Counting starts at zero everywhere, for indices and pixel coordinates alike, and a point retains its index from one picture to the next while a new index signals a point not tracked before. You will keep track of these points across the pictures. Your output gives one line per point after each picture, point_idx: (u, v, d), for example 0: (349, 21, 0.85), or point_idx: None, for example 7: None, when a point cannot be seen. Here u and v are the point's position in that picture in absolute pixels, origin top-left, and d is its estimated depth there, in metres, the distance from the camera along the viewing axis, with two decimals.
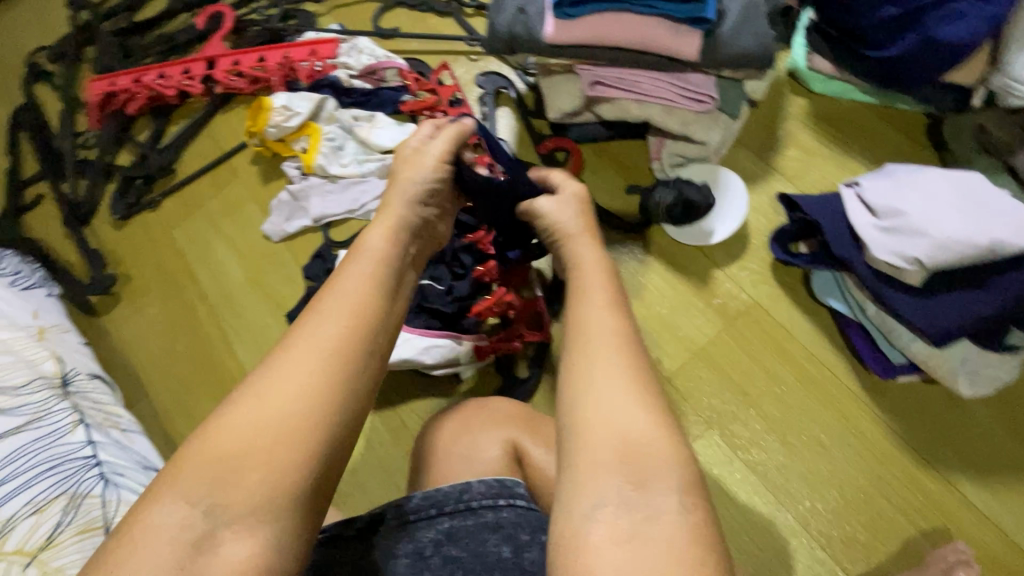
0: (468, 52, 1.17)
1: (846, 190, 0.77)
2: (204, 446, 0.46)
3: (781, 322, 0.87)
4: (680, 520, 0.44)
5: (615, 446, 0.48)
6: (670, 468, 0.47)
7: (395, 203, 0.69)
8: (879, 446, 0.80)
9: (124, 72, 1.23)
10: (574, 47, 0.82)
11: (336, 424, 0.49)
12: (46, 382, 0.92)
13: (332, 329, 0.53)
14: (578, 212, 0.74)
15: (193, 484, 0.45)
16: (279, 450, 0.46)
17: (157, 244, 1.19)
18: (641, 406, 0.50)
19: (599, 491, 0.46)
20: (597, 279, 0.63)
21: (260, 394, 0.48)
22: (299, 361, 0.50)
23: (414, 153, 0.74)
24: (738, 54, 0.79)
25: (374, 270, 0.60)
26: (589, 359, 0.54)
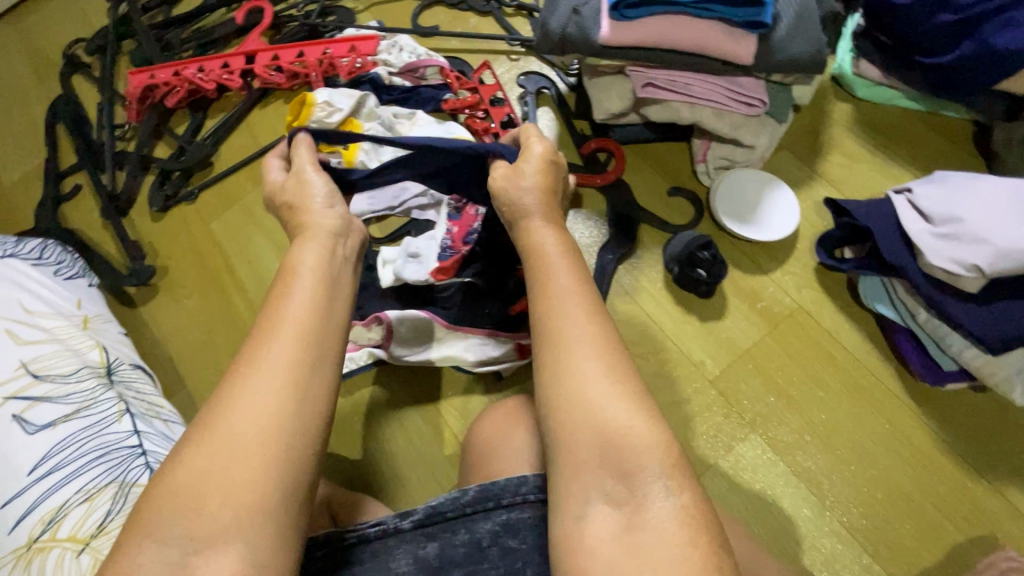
0: (508, 52, 1.17)
1: (897, 198, 0.78)
2: (163, 486, 0.48)
3: (826, 327, 0.88)
4: (667, 506, 0.46)
5: (593, 442, 0.50)
6: (649, 454, 0.48)
7: (312, 216, 0.69)
8: (925, 451, 0.81)
9: (163, 65, 1.23)
10: (628, 49, 0.82)
11: (286, 439, 0.51)
12: (92, 371, 0.92)
13: (265, 356, 0.54)
14: (541, 186, 0.70)
15: (165, 514, 0.46)
16: (233, 474, 0.48)
17: (195, 237, 1.20)
18: (614, 396, 0.51)
19: (587, 491, 0.49)
20: (560, 263, 0.62)
21: (208, 431, 0.50)
22: (241, 391, 0.52)
23: (295, 185, 0.74)
24: (793, 59, 0.80)
25: (308, 283, 0.60)
26: (556, 356, 0.54)
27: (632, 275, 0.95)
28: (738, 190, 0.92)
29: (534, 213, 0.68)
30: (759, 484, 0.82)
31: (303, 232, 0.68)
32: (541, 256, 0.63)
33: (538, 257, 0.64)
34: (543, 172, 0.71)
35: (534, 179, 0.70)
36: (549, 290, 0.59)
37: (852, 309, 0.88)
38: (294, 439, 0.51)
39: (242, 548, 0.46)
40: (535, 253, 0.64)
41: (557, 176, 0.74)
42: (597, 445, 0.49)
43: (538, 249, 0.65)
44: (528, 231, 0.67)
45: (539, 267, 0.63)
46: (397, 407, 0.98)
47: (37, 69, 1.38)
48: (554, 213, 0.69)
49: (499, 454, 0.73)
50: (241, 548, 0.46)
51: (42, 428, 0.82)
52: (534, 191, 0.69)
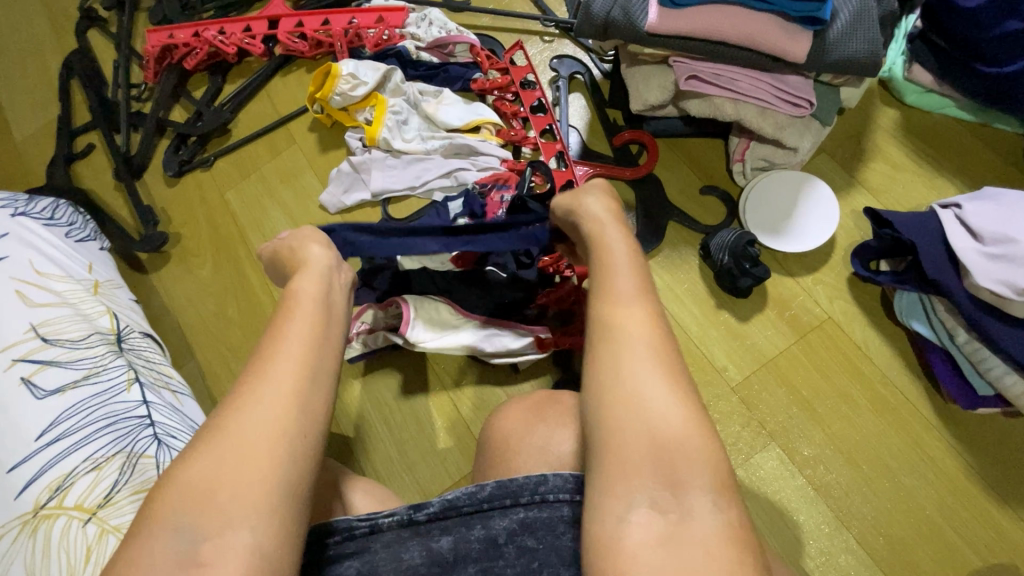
0: (541, 32, 1.13)
1: (945, 211, 0.76)
2: (177, 477, 0.46)
3: (855, 341, 0.86)
4: (714, 521, 0.45)
5: (646, 447, 0.47)
6: (701, 469, 0.47)
7: (309, 248, 0.68)
8: (950, 474, 0.79)
9: (184, 25, 1.19)
10: (675, 39, 0.78)
11: (292, 441, 0.49)
12: (102, 338, 0.90)
13: (275, 360, 0.53)
14: (608, 204, 0.69)
15: (171, 515, 0.45)
16: (243, 471, 0.47)
17: (210, 206, 1.17)
18: (675, 404, 0.49)
19: (632, 495, 0.46)
20: (625, 266, 0.59)
21: (219, 430, 0.49)
22: (253, 391, 0.51)
23: (290, 235, 0.72)
24: (847, 57, 0.76)
25: (311, 306, 0.59)
26: (618, 355, 0.52)
27: (659, 274, 0.93)
28: (776, 192, 0.89)
29: (603, 217, 0.67)
30: (775, 495, 0.81)
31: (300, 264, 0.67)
32: (609, 255, 0.61)
33: (602, 257, 0.62)
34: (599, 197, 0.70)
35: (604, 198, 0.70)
36: (613, 292, 0.57)
37: (883, 324, 0.86)
38: (301, 441, 0.50)
39: (251, 538, 0.44)
40: (599, 251, 0.63)
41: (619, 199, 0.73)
42: (649, 450, 0.47)
43: (605, 247, 0.63)
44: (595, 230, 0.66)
45: (604, 264, 0.61)
46: (410, 392, 0.96)
47: (54, 21, 1.34)
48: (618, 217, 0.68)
49: (520, 452, 0.71)
50: (248, 538, 0.44)
51: (52, 393, 0.81)
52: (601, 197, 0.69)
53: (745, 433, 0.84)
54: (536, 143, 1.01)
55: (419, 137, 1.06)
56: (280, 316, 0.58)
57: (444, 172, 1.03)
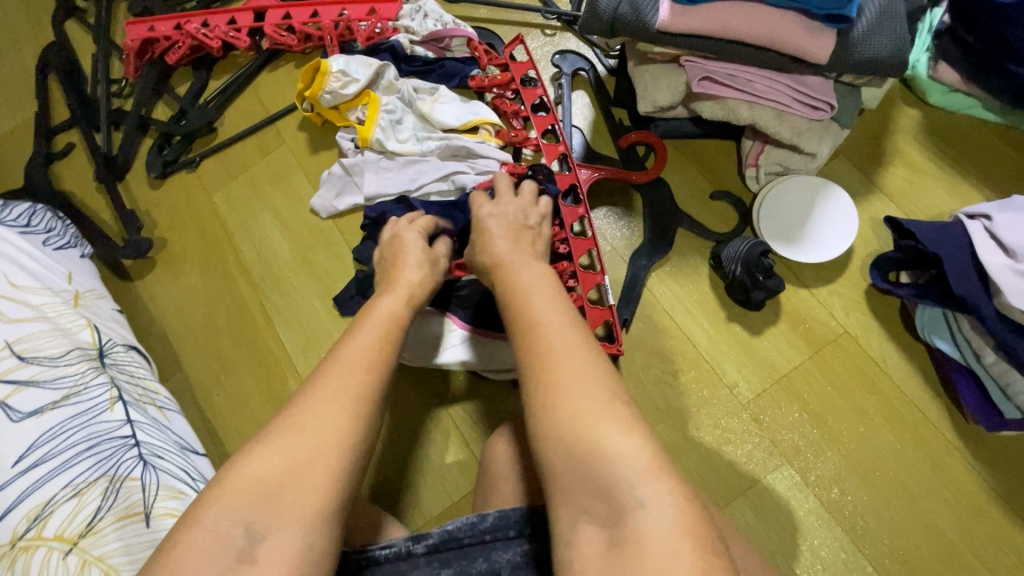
0: (542, 25, 1.07)
1: (972, 222, 0.72)
2: (246, 467, 0.50)
3: (872, 356, 0.82)
4: (651, 517, 0.43)
5: (569, 461, 0.48)
6: (627, 466, 0.46)
7: (404, 267, 0.76)
8: (970, 496, 0.76)
9: (165, 17, 1.13)
10: (687, 37, 0.73)
11: (358, 454, 0.53)
12: (83, 353, 0.86)
13: (347, 370, 0.57)
14: (504, 231, 0.75)
15: (236, 504, 0.47)
16: (311, 472, 0.50)
17: (197, 209, 1.12)
18: (594, 407, 0.50)
19: (576, 512, 0.47)
20: (536, 294, 0.63)
21: (291, 428, 0.52)
22: (327, 397, 0.54)
23: (393, 243, 0.81)
24: (871, 58, 0.71)
25: (383, 329, 0.65)
26: (535, 377, 0.54)
27: (666, 284, 0.88)
28: (791, 198, 0.85)
29: (502, 258, 0.71)
30: (788, 518, 0.78)
31: (392, 280, 0.74)
32: (518, 285, 0.65)
33: (510, 292, 0.65)
34: (499, 224, 0.75)
35: (502, 232, 0.74)
36: (527, 322, 0.60)
37: (903, 338, 0.82)
38: (359, 455, 0.53)
39: (301, 542, 0.47)
40: (507, 290, 0.66)
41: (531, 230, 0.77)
42: (572, 464, 0.48)
43: (512, 281, 0.67)
44: (500, 270, 0.69)
45: (512, 300, 0.64)
46: (405, 406, 0.92)
47: (30, 12, 1.28)
48: (521, 249, 0.72)
49: (524, 480, 0.68)
50: (297, 540, 0.47)
51: (28, 415, 0.76)
52: (502, 238, 0.73)
53: (758, 453, 0.81)
54: (538, 143, 0.94)
55: (414, 138, 1.00)
56: (355, 332, 0.63)
57: (441, 175, 0.98)
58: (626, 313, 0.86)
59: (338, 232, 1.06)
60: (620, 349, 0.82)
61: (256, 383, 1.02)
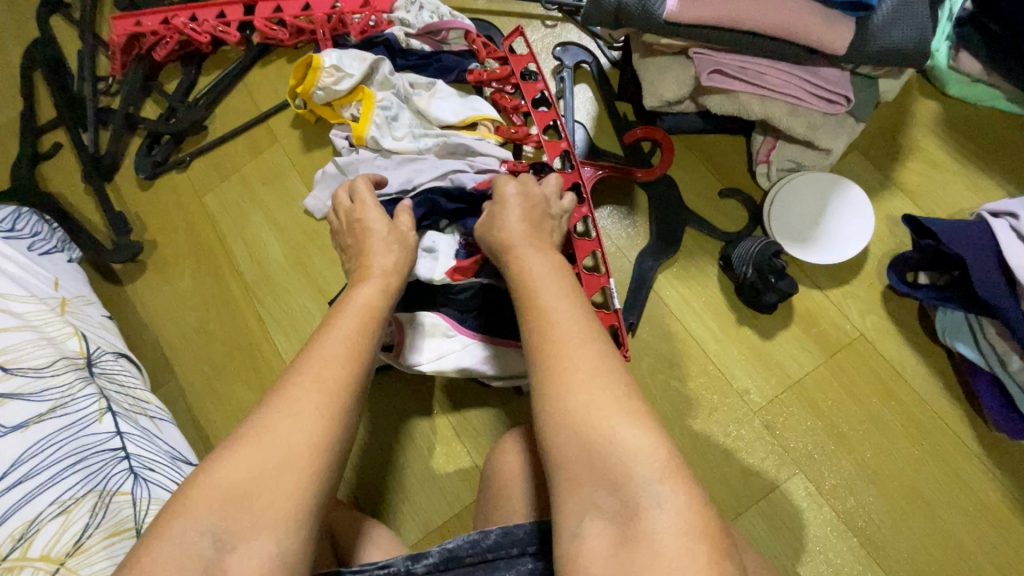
0: (543, 17, 1.02)
1: (998, 221, 0.68)
2: (216, 473, 0.47)
3: (889, 360, 0.79)
4: (665, 514, 0.42)
5: (581, 452, 0.46)
6: (641, 459, 0.44)
7: (372, 251, 0.72)
8: (991, 505, 0.73)
9: (151, 11, 1.08)
10: (697, 28, 0.69)
11: (334, 455, 0.51)
12: (70, 363, 0.82)
13: (321, 367, 0.55)
14: (521, 214, 0.70)
15: (204, 512, 0.45)
16: (285, 476, 0.48)
17: (187, 211, 1.09)
18: (610, 399, 0.48)
19: (583, 506, 0.45)
20: (547, 280, 0.61)
21: (260, 430, 0.49)
22: (302, 395, 0.52)
23: (359, 226, 0.75)
24: (892, 48, 0.67)
25: (361, 322, 0.62)
26: (549, 363, 0.52)
27: (674, 287, 0.85)
28: (803, 197, 0.81)
29: (516, 242, 0.67)
30: (801, 529, 0.75)
31: (364, 270, 0.70)
32: (529, 270, 0.63)
33: (521, 279, 0.63)
34: (523, 207, 0.71)
35: (519, 211, 0.70)
36: (538, 308, 0.58)
37: (921, 342, 0.78)
38: (337, 455, 0.51)
39: (273, 549, 0.45)
40: (519, 278, 0.63)
41: (540, 213, 0.72)
42: (582, 455, 0.46)
43: (524, 266, 0.64)
44: (511, 255, 0.67)
45: (524, 288, 0.62)
46: (403, 413, 0.89)
47: (13, 7, 1.23)
48: (535, 234, 0.69)
49: (528, 495, 0.65)
50: (269, 547, 0.45)
51: (13, 430, 0.73)
52: (513, 219, 0.70)
53: (770, 462, 0.78)
54: (539, 140, 0.91)
55: (410, 134, 0.97)
56: (329, 325, 0.60)
57: (439, 174, 0.93)
58: (632, 316, 0.83)
59: (333, 233, 1.03)
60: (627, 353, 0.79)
61: (250, 389, 0.99)
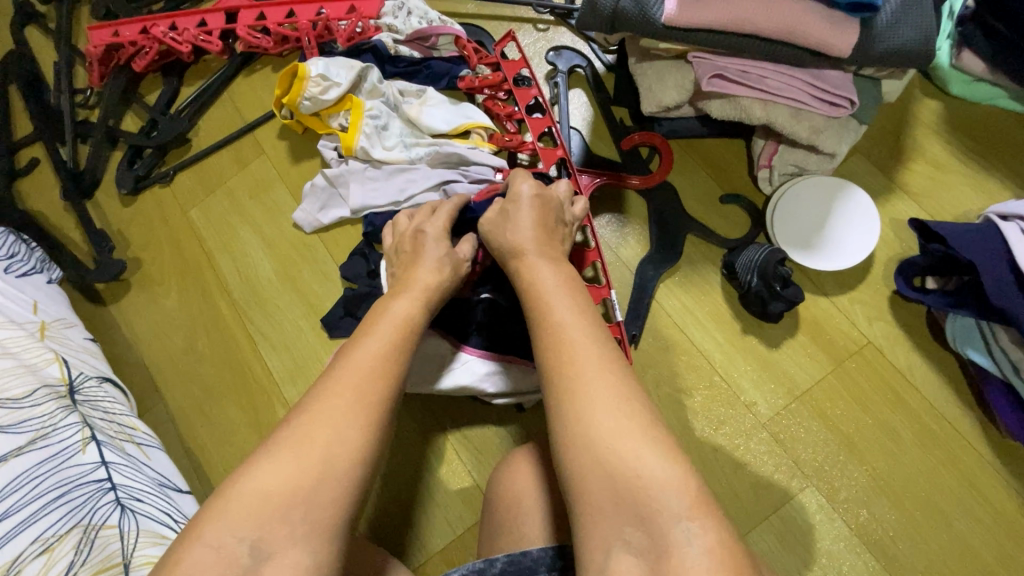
0: (535, 20, 1.00)
1: (1009, 224, 0.67)
2: (250, 478, 0.45)
3: (899, 367, 0.77)
4: (696, 549, 0.40)
5: (606, 483, 0.44)
6: (670, 494, 0.42)
7: (418, 267, 0.70)
8: (1007, 515, 0.72)
9: (129, 20, 1.05)
10: (696, 32, 0.67)
11: (366, 468, 0.49)
12: (51, 392, 0.78)
13: (357, 379, 0.53)
14: (535, 218, 0.68)
15: (241, 518, 0.44)
16: (317, 488, 0.46)
17: (172, 227, 1.05)
18: (633, 426, 0.45)
19: (608, 538, 0.43)
20: (558, 292, 0.58)
21: (296, 438, 0.48)
22: (336, 406, 0.50)
23: (410, 238, 0.75)
24: (896, 49, 0.65)
25: (396, 334, 0.59)
26: (567, 384, 0.49)
27: (676, 296, 0.83)
28: (807, 202, 0.79)
29: (527, 248, 0.65)
30: (814, 544, 0.73)
31: (404, 284, 0.68)
32: (539, 280, 0.60)
33: (533, 290, 0.60)
34: (539, 211, 0.69)
35: (531, 217, 0.68)
36: (549, 323, 0.55)
37: (930, 347, 0.77)
38: (370, 468, 0.49)
39: (308, 560, 0.44)
40: (533, 287, 0.60)
41: (554, 215, 0.70)
42: (607, 486, 0.44)
43: (534, 275, 0.61)
44: (521, 263, 0.64)
45: (537, 297, 0.59)
46: (400, 433, 0.86)
47: None
48: (545, 243, 0.66)
49: (536, 520, 0.62)
50: (305, 558, 0.44)
51: None
52: (524, 227, 0.67)
53: (780, 475, 0.76)
54: (535, 148, 0.88)
55: (401, 144, 0.94)
56: (364, 335, 0.58)
57: (432, 184, 0.91)
58: (635, 328, 0.81)
59: (324, 247, 1.00)
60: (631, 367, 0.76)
61: (241, 411, 0.96)
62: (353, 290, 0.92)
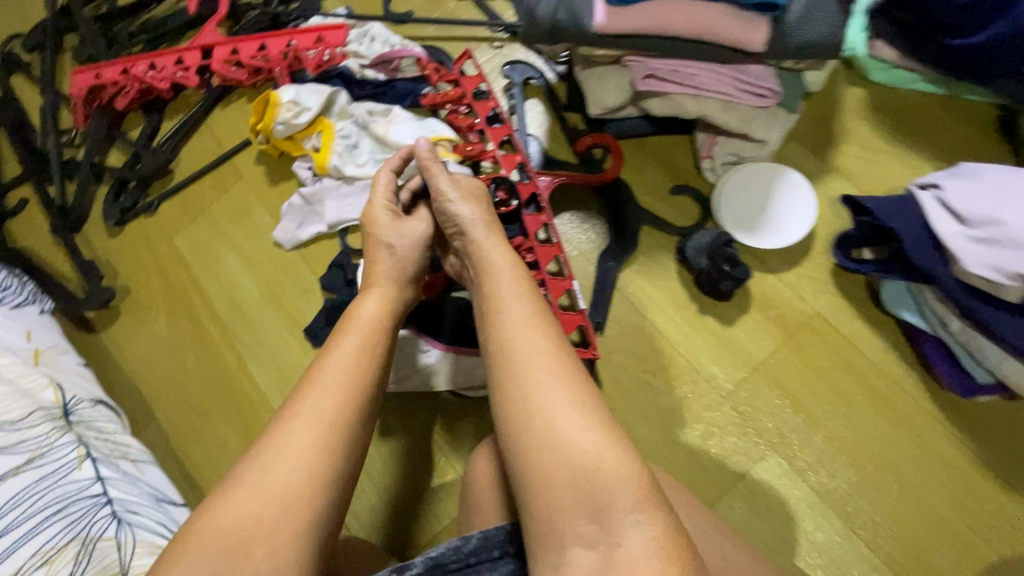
0: (491, 39, 1.07)
1: (924, 193, 0.71)
2: (220, 513, 0.49)
3: (846, 335, 0.82)
4: (642, 540, 0.45)
5: (563, 483, 0.48)
6: (620, 490, 0.47)
7: (381, 263, 0.70)
8: (956, 467, 0.76)
9: (110, 63, 1.11)
10: (626, 38, 0.74)
11: (332, 491, 0.52)
12: (46, 413, 0.82)
13: (326, 402, 0.55)
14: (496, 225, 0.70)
15: (208, 554, 0.47)
16: (281, 520, 0.49)
17: (159, 254, 1.10)
18: (585, 428, 0.50)
19: (563, 533, 0.47)
20: (511, 296, 0.61)
21: (260, 469, 0.51)
22: (302, 434, 0.53)
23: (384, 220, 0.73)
24: (807, 43, 0.72)
25: (363, 343, 0.61)
26: (522, 389, 0.53)
27: (635, 283, 0.88)
28: (750, 189, 0.85)
29: (486, 250, 0.67)
30: (779, 508, 0.77)
31: (372, 278, 0.70)
32: (495, 285, 0.63)
33: (492, 293, 0.63)
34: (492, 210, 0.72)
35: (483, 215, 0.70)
36: (505, 333, 0.58)
37: (873, 314, 0.82)
38: (336, 489, 0.53)
39: None
40: (491, 291, 0.63)
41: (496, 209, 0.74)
42: (565, 485, 0.48)
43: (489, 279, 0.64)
44: (482, 265, 0.66)
45: (494, 300, 0.62)
46: (384, 434, 0.90)
47: None
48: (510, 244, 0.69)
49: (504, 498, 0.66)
50: None
51: None
52: (488, 230, 0.69)
53: (742, 444, 0.80)
54: (495, 155, 0.93)
55: (371, 160, 1.01)
56: (333, 348, 0.60)
57: None
58: (598, 316, 0.86)
59: (303, 262, 1.05)
60: (595, 351, 0.81)
61: (231, 425, 1.00)
62: (332, 300, 0.97)
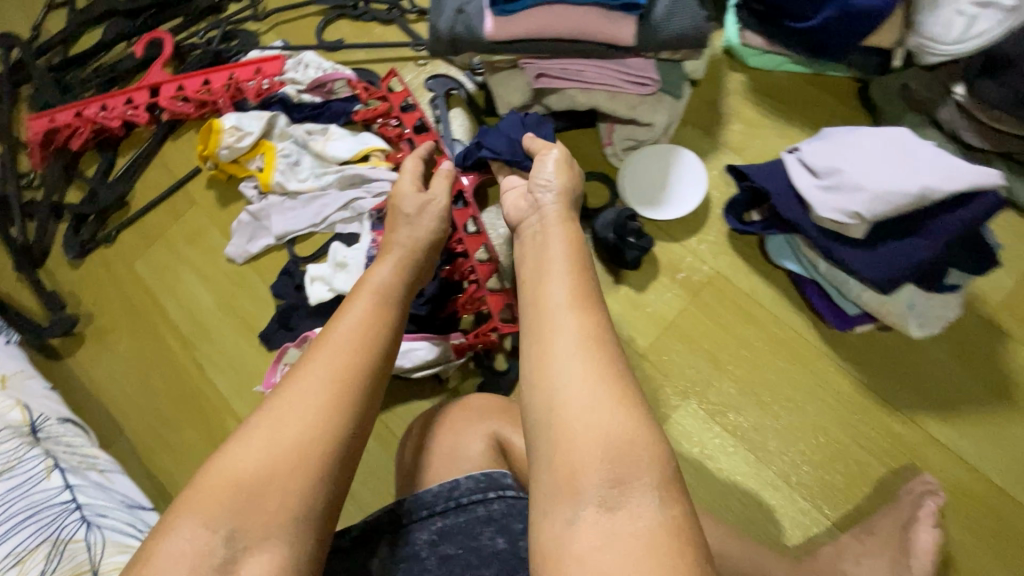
0: (416, 57, 1.17)
1: (788, 156, 0.80)
2: (226, 465, 0.49)
3: (744, 289, 0.91)
4: (657, 517, 0.42)
5: (593, 444, 0.45)
6: (649, 465, 0.44)
7: (398, 232, 0.74)
8: (847, 395, 0.85)
9: (64, 107, 1.18)
10: (517, 43, 0.84)
11: (340, 450, 0.52)
12: (14, 432, 0.87)
13: (339, 360, 0.55)
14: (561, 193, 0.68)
15: (212, 510, 0.47)
16: (292, 475, 0.49)
17: (119, 281, 1.16)
18: (621, 398, 0.47)
19: (579, 496, 0.44)
20: (561, 261, 0.59)
21: (269, 424, 0.51)
22: (312, 390, 0.53)
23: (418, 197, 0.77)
24: (671, 36, 0.82)
25: (372, 308, 0.62)
26: (565, 346, 0.51)
27: None
28: (648, 170, 0.94)
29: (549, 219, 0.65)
30: (696, 449, 0.85)
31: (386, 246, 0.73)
32: (545, 256, 0.61)
33: (543, 259, 0.61)
34: (560, 184, 0.68)
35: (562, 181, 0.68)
36: (558, 293, 0.55)
37: (766, 269, 0.91)
38: (347, 448, 0.52)
39: (285, 550, 0.48)
40: (544, 257, 0.61)
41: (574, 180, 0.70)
42: (597, 449, 0.45)
43: (541, 253, 0.62)
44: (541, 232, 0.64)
45: (544, 265, 0.60)
46: None
47: None
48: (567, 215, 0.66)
49: (438, 458, 0.72)
50: (281, 546, 0.47)
51: None
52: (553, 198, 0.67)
53: (659, 396, 0.89)
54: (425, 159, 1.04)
55: (312, 175, 1.09)
56: (343, 313, 0.61)
57: (342, 205, 1.07)
58: None
59: (256, 274, 1.12)
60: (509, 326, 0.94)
61: (197, 432, 1.06)
62: (283, 306, 1.05)
